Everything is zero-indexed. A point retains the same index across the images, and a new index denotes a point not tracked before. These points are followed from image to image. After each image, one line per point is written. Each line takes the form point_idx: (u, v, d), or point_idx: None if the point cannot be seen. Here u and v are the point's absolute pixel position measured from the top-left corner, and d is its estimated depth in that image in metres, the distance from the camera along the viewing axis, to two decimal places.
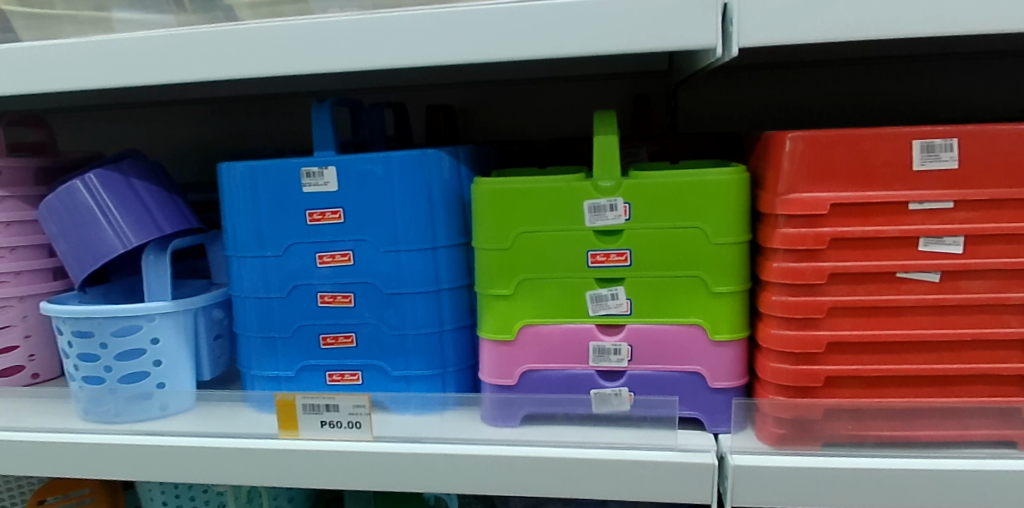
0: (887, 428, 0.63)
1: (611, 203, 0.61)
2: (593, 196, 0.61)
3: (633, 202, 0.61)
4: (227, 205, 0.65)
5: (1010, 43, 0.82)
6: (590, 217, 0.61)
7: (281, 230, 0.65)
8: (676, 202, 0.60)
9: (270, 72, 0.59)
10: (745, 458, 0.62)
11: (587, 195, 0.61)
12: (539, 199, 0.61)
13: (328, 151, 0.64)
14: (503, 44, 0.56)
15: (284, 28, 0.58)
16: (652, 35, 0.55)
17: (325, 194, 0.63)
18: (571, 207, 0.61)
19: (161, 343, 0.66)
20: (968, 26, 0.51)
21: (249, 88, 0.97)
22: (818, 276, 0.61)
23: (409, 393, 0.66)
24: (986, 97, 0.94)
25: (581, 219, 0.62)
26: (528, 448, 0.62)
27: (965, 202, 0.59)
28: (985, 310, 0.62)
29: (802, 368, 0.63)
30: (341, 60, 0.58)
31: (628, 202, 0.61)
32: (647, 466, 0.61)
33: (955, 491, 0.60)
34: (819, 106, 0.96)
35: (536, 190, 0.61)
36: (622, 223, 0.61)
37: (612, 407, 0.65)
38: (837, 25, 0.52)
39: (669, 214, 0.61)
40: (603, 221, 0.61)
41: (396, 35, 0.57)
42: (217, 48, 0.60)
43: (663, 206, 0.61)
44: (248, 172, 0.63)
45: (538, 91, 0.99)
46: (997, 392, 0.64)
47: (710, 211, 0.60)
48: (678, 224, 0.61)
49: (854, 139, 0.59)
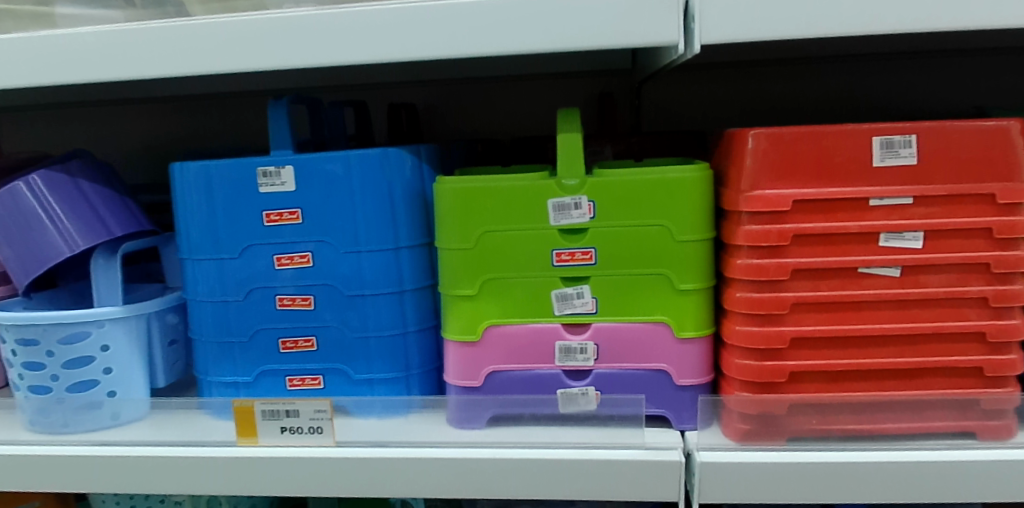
0: (851, 421, 0.64)
1: (576, 201, 0.60)
2: (557, 195, 0.60)
3: (598, 200, 0.60)
4: (180, 206, 0.63)
5: (963, 41, 0.83)
6: (555, 216, 0.61)
7: (236, 231, 0.63)
8: (640, 200, 0.60)
9: (223, 69, 0.57)
10: (711, 454, 0.62)
11: (551, 193, 0.60)
12: (503, 198, 0.60)
13: (285, 150, 0.62)
14: (465, 41, 0.55)
15: (237, 24, 0.57)
16: (615, 32, 0.54)
17: (283, 195, 0.61)
18: (535, 205, 0.61)
19: (111, 351, 0.64)
20: (925, 24, 0.52)
21: (203, 86, 0.94)
22: (781, 272, 0.61)
23: (374, 396, 0.65)
24: (945, 93, 0.95)
25: (545, 218, 0.61)
26: (494, 450, 0.61)
27: (924, 197, 0.60)
28: (946, 304, 0.63)
29: (767, 364, 0.64)
30: (297, 57, 0.57)
31: (593, 200, 0.60)
32: (614, 465, 0.61)
33: (916, 481, 0.62)
34: (780, 104, 0.97)
35: (500, 188, 0.60)
36: (587, 221, 0.61)
37: (579, 406, 0.64)
38: (796, 24, 0.52)
39: (634, 212, 0.60)
40: (568, 219, 0.61)
41: (354, 32, 0.56)
42: (166, 45, 0.58)
43: (628, 204, 0.60)
44: (201, 172, 0.61)
45: (502, 89, 0.98)
46: (958, 384, 0.65)
47: (675, 208, 0.60)
48: (642, 221, 0.61)
49: (814, 136, 0.59)
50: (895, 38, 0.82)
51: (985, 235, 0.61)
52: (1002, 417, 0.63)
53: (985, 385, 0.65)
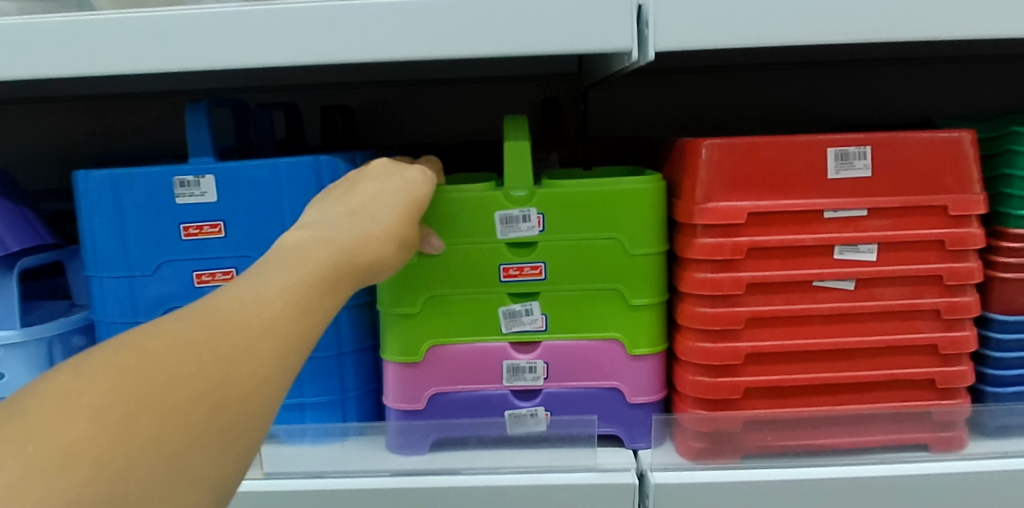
0: (806, 437, 0.62)
1: (524, 213, 0.57)
2: (504, 207, 0.57)
3: (547, 212, 0.57)
4: (87, 219, 0.57)
5: (907, 50, 0.83)
6: (502, 229, 0.57)
7: (151, 246, 0.57)
8: (592, 212, 0.57)
9: (133, 69, 0.52)
10: (666, 475, 0.60)
11: (498, 205, 0.57)
12: (446, 210, 0.57)
13: (204, 157, 0.58)
14: (400, 42, 0.51)
15: (147, 20, 0.51)
16: (562, 37, 0.51)
17: (203, 206, 0.57)
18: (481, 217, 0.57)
19: (8, 378, 0.58)
20: (880, 33, 0.50)
21: (119, 85, 0.87)
22: (736, 287, 0.59)
23: (305, 424, 0.61)
24: (891, 101, 0.96)
25: (492, 231, 0.57)
26: (437, 478, 0.58)
27: (877, 210, 0.59)
28: (899, 316, 0.62)
29: (721, 380, 0.61)
30: (217, 58, 0.52)
31: (542, 212, 0.57)
32: (564, 490, 0.58)
33: (872, 497, 0.60)
34: (729, 109, 0.96)
35: (444, 200, 0.56)
36: (536, 234, 0.57)
37: (526, 427, 0.61)
38: (750, 31, 0.50)
39: (585, 226, 0.58)
40: (516, 232, 0.57)
41: (279, 31, 0.51)
42: (67, 42, 0.52)
43: (579, 216, 0.57)
44: (109, 181, 0.56)
45: (444, 92, 0.94)
46: (910, 397, 0.64)
47: (628, 222, 0.57)
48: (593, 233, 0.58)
49: (769, 146, 0.57)
50: (843, 46, 0.81)
51: (937, 247, 0.60)
52: (954, 428, 0.63)
53: (936, 397, 0.64)
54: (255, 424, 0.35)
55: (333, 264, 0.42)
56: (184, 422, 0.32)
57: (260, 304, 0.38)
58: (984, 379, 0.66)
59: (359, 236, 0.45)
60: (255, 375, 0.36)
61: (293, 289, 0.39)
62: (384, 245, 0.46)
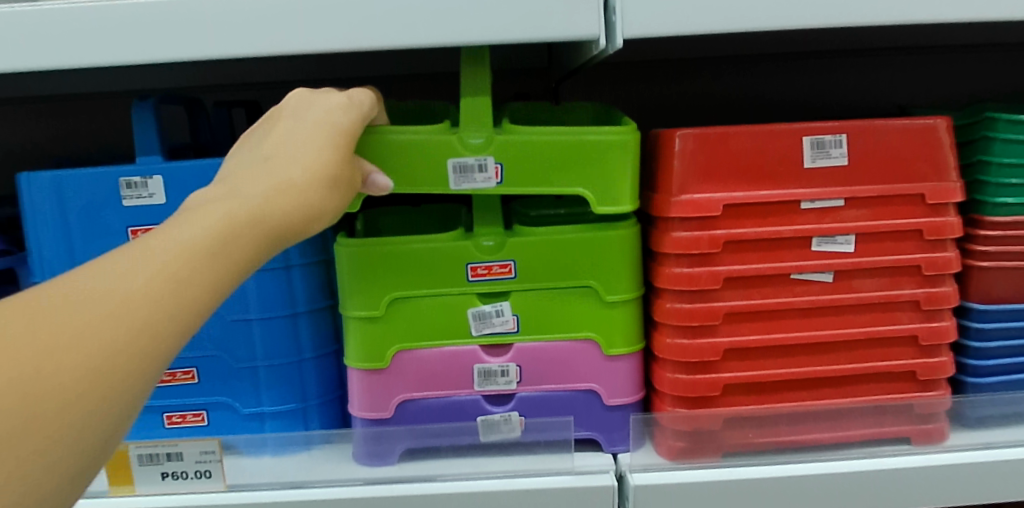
0: (788, 433, 0.61)
1: (479, 163, 0.54)
2: (458, 154, 0.53)
3: (506, 163, 0.54)
4: (29, 221, 0.54)
5: (878, 39, 0.83)
6: (455, 178, 0.54)
7: (98, 251, 0.54)
8: (554, 165, 0.54)
9: (76, 63, 0.49)
10: (645, 476, 0.58)
11: (453, 151, 0.53)
12: (401, 161, 0.53)
13: (152, 157, 0.55)
14: (358, 32, 0.49)
15: (91, 11, 0.49)
16: (528, 25, 0.49)
17: (152, 208, 0.54)
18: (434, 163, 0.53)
19: None
20: (852, 18, 0.49)
21: (71, 84, 0.83)
22: (713, 281, 0.58)
23: (264, 433, 0.58)
24: (863, 92, 0.95)
25: (445, 181, 0.54)
26: (407, 486, 0.56)
27: (855, 199, 0.58)
28: (878, 308, 0.61)
29: (700, 377, 0.60)
30: (166, 51, 0.49)
31: (500, 162, 0.54)
32: (539, 495, 0.56)
33: (854, 492, 0.59)
34: (701, 103, 0.95)
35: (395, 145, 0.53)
36: (492, 186, 0.54)
37: (500, 433, 0.59)
38: (721, 16, 0.49)
39: (548, 181, 0.55)
40: (470, 183, 0.54)
41: (232, 21, 0.49)
42: (5, 35, 0.49)
43: (541, 171, 0.54)
44: (54, 183, 0.53)
45: (413, 89, 0.92)
46: (891, 390, 0.63)
47: (595, 176, 0.55)
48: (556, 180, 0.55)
49: (742, 135, 0.56)
50: (815, 36, 0.81)
51: (915, 237, 0.59)
52: (935, 420, 0.62)
53: (917, 389, 0.63)
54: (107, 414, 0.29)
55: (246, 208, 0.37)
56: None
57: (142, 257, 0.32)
58: (965, 369, 0.65)
59: (274, 189, 0.39)
60: (102, 354, 0.29)
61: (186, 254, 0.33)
62: (309, 194, 0.40)
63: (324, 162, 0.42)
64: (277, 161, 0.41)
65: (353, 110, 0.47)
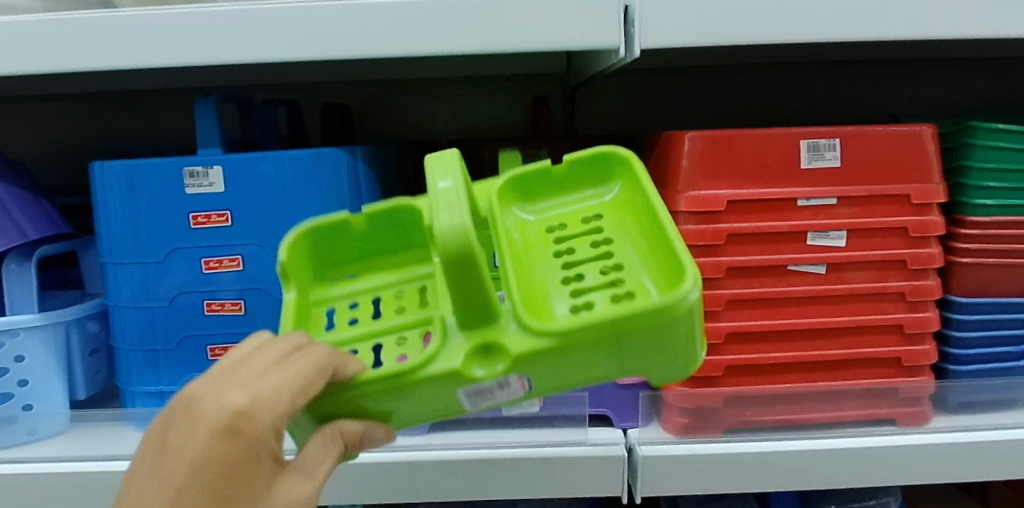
0: (784, 412, 0.66)
1: (499, 383, 0.43)
2: (466, 384, 0.44)
3: (535, 377, 0.43)
4: (101, 208, 0.61)
5: (876, 51, 0.88)
6: (471, 400, 0.45)
7: (162, 234, 0.61)
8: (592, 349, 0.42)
9: (151, 64, 0.55)
10: (653, 448, 0.64)
11: (459, 383, 0.44)
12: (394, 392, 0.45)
13: (212, 149, 0.61)
14: (405, 39, 0.55)
15: (167, 17, 0.54)
16: (556, 36, 0.55)
17: (210, 196, 0.60)
18: (437, 389, 0.44)
19: (26, 361, 0.60)
20: (846, 33, 0.55)
21: (122, 82, 0.89)
22: (717, 270, 0.63)
23: None
24: (862, 102, 1.01)
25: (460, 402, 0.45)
26: (438, 452, 0.62)
27: (846, 198, 0.64)
28: (867, 298, 0.66)
29: (704, 359, 0.66)
30: (231, 53, 0.55)
31: (528, 378, 0.43)
32: (556, 462, 0.62)
33: (842, 467, 0.65)
34: (709, 109, 1.01)
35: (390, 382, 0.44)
36: (518, 396, 0.44)
37: (520, 408, 0.63)
38: (730, 30, 0.54)
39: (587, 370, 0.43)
40: (489, 400, 0.44)
41: (293, 27, 0.54)
42: (90, 37, 0.55)
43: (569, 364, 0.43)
44: (124, 171, 0.59)
45: (440, 91, 0.98)
46: (879, 374, 0.68)
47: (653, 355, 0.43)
48: (578, 378, 0.44)
49: (746, 138, 0.62)
50: (817, 47, 0.86)
51: (901, 234, 0.65)
52: (919, 404, 0.67)
53: (903, 374, 0.69)
54: None
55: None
56: None
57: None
58: (947, 357, 0.71)
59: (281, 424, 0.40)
60: None
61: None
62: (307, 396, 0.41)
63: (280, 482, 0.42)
64: (221, 481, 0.38)
65: (311, 364, 0.42)
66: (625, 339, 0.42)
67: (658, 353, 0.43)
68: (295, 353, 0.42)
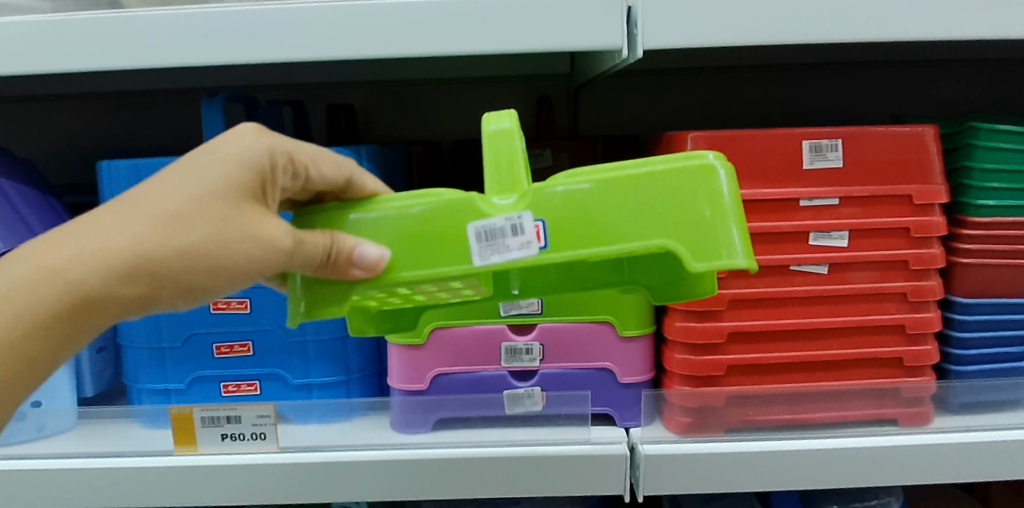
0: (786, 412, 0.67)
1: (511, 224, 0.42)
2: (483, 218, 0.42)
3: (546, 218, 0.42)
4: (108, 208, 0.61)
5: (879, 52, 0.89)
6: (482, 250, 0.42)
7: None
8: (604, 219, 0.43)
9: (159, 64, 0.56)
10: (656, 447, 0.64)
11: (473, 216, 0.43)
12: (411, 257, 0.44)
13: None
14: (410, 39, 0.55)
15: (174, 17, 0.55)
16: (560, 36, 0.55)
17: None
18: (453, 239, 0.43)
19: None
20: (849, 34, 0.55)
21: (130, 82, 0.90)
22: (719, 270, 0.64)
23: (311, 401, 0.64)
24: (866, 103, 1.01)
25: (470, 257, 0.43)
26: (443, 450, 0.62)
27: (848, 199, 0.64)
28: (869, 298, 0.66)
29: (706, 358, 0.66)
30: (238, 53, 0.56)
31: (539, 218, 0.42)
32: (559, 461, 0.62)
33: (844, 466, 0.65)
34: (712, 110, 1.01)
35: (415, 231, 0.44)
36: (535, 250, 0.42)
37: (524, 407, 0.64)
38: (732, 30, 0.55)
39: (614, 223, 0.43)
40: (501, 253, 0.42)
41: (299, 27, 0.55)
42: (99, 37, 0.56)
43: (592, 219, 0.43)
44: (132, 170, 0.60)
45: (444, 92, 0.98)
46: (881, 374, 0.69)
47: (673, 218, 0.42)
48: (587, 224, 0.42)
49: (747, 139, 0.62)
50: (820, 47, 0.87)
51: (903, 234, 0.65)
52: (921, 404, 0.68)
53: (905, 375, 0.69)
54: (157, 253, 0.42)
55: (155, 240, 0.42)
56: (135, 238, 0.42)
57: (11, 298, 0.42)
58: (949, 358, 0.71)
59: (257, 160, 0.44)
60: (146, 235, 0.42)
61: (189, 201, 0.42)
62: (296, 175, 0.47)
63: (234, 207, 0.43)
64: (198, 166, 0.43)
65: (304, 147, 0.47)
66: (632, 197, 0.43)
67: (671, 225, 0.42)
68: (327, 151, 0.49)
